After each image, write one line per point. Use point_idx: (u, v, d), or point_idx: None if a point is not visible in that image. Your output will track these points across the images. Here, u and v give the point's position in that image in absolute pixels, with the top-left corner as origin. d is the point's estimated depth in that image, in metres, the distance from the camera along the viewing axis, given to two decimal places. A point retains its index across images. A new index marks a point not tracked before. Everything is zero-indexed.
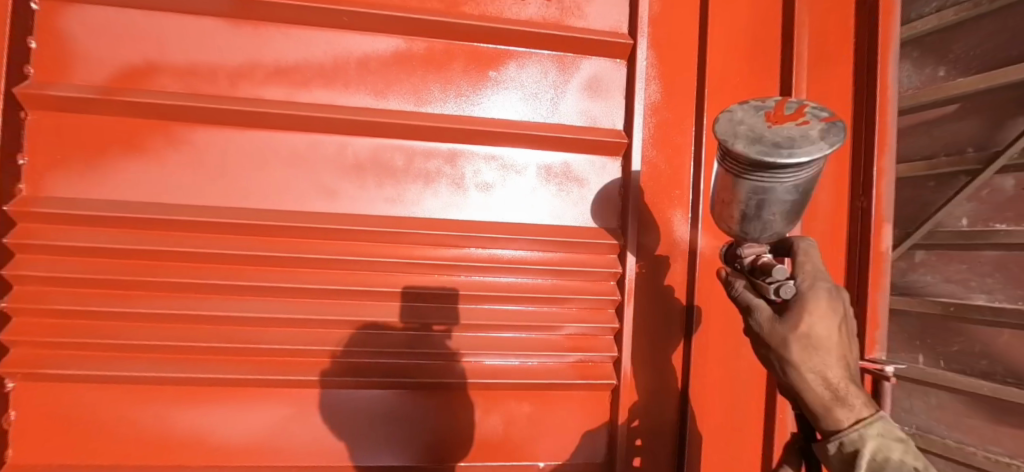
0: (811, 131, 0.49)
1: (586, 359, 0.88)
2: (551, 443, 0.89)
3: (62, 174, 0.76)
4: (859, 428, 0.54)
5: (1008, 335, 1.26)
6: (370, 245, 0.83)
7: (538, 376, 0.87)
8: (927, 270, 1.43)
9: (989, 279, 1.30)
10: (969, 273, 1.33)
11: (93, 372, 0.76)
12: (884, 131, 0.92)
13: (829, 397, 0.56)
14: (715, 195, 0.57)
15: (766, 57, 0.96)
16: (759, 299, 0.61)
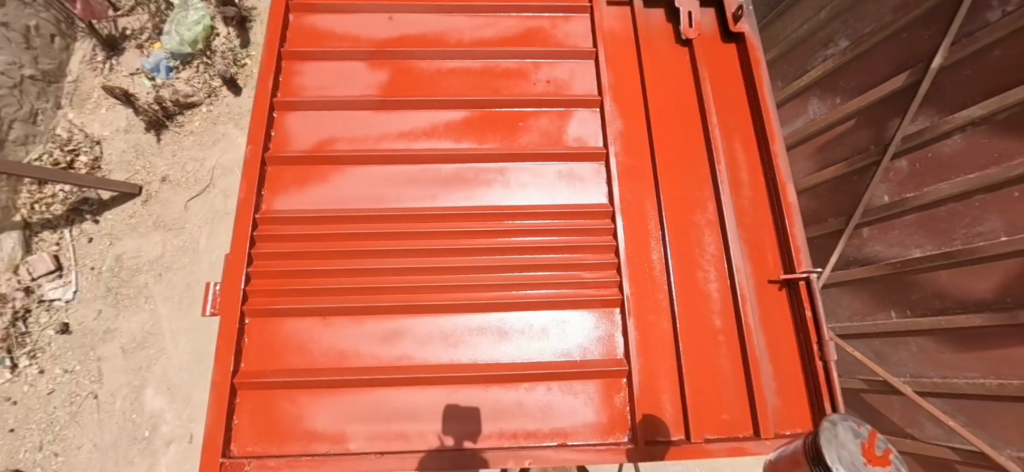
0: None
1: (600, 284, 1.34)
2: (586, 343, 1.31)
3: (288, 195, 1.37)
4: None
5: (946, 274, 1.58)
6: (458, 222, 1.37)
7: (569, 297, 1.33)
8: (875, 242, 1.79)
9: (918, 237, 1.66)
10: (903, 235, 1.70)
11: (303, 305, 1.27)
12: (773, 126, 1.43)
13: None
14: (799, 452, 0.88)
15: (687, 95, 1.52)
16: None
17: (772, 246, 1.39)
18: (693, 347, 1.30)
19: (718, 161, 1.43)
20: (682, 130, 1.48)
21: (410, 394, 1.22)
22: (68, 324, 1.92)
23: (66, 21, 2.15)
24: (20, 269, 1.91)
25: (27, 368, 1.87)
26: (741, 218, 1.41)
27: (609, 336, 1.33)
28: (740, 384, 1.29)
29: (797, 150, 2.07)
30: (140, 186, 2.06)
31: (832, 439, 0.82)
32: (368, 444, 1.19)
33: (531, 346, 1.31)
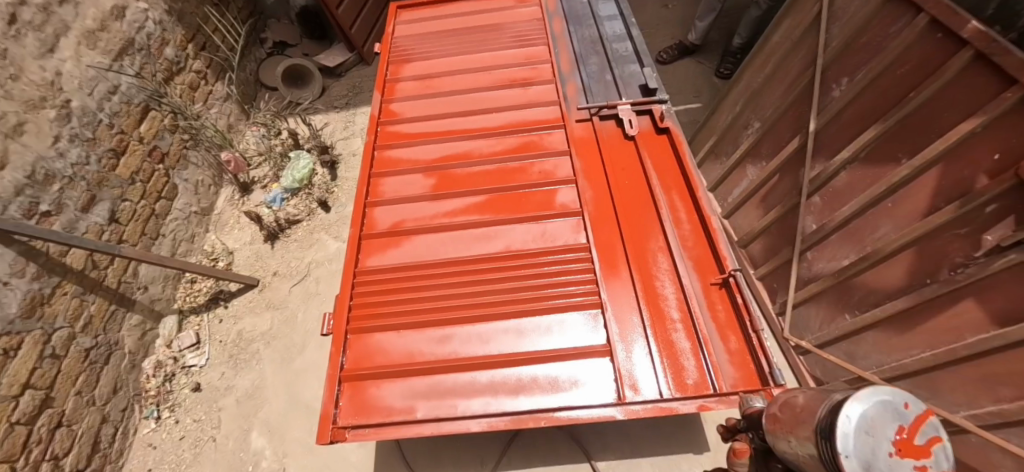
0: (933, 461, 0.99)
1: (586, 293, 1.88)
2: (580, 335, 1.81)
3: (374, 256, 2.09)
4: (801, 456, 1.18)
5: (872, 273, 1.98)
6: (485, 263, 2.01)
7: (565, 305, 1.87)
8: (815, 263, 2.23)
9: (843, 250, 2.10)
10: (832, 252, 2.15)
11: (385, 324, 1.91)
12: (696, 181, 2.08)
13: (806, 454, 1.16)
14: (861, 434, 1.01)
15: (637, 170, 2.22)
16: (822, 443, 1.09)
17: (709, 259, 1.92)
18: (657, 333, 1.78)
19: (661, 206, 2.05)
20: (635, 191, 2.14)
21: (457, 378, 1.78)
22: (200, 384, 2.53)
23: (218, 175, 3.14)
24: (172, 343, 2.60)
25: (168, 419, 2.44)
26: (685, 243, 1.98)
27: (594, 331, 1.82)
28: (696, 357, 1.72)
29: (746, 204, 2.62)
30: (259, 279, 2.83)
31: (861, 413, 1.02)
32: (429, 412, 1.72)
33: (542, 340, 1.82)
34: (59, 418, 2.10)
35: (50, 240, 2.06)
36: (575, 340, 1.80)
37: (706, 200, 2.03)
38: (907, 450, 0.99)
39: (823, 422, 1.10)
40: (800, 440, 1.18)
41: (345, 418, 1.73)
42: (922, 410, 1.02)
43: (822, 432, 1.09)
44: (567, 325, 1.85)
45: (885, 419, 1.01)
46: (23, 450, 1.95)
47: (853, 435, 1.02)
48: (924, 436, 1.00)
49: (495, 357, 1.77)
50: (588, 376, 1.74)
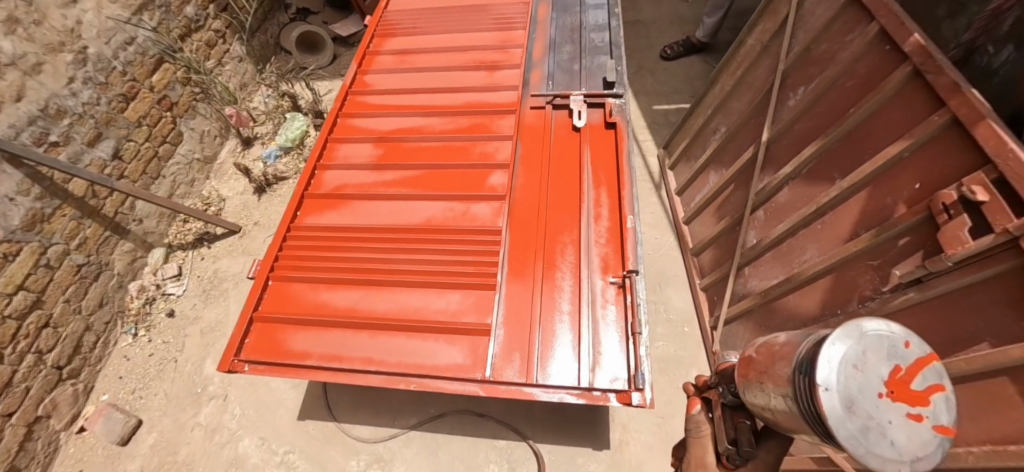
0: (933, 409, 0.83)
1: (487, 276, 2.01)
2: (472, 312, 1.94)
3: (313, 214, 2.29)
4: (773, 409, 0.98)
5: (794, 297, 1.87)
6: (406, 235, 2.18)
7: (466, 282, 2.00)
8: (750, 280, 2.14)
9: (773, 271, 2.00)
10: (765, 271, 2.05)
11: (306, 277, 2.11)
12: (625, 182, 2.12)
13: (774, 401, 0.96)
14: (848, 372, 0.83)
15: (575, 162, 2.27)
16: (798, 382, 0.90)
17: (616, 259, 2.00)
18: (544, 322, 1.90)
19: (584, 202, 2.13)
20: (567, 185, 2.21)
21: (354, 335, 1.95)
22: (174, 311, 2.84)
23: (224, 129, 3.45)
24: (157, 272, 2.93)
25: (143, 338, 2.79)
26: (598, 241, 2.06)
27: (484, 311, 1.94)
28: (574, 350, 1.84)
29: (703, 212, 2.53)
30: (240, 226, 3.10)
31: (848, 347, 0.85)
32: (320, 362, 1.90)
33: (438, 311, 1.96)
34: (46, 320, 2.47)
35: (53, 167, 2.38)
36: (466, 318, 1.94)
37: (629, 201, 2.08)
38: (901, 394, 0.82)
39: (805, 358, 0.90)
40: (767, 385, 0.98)
41: (249, 354, 1.96)
42: (924, 352, 0.85)
43: (799, 369, 0.90)
44: (463, 301, 1.98)
45: (879, 358, 0.84)
46: (12, 340, 2.32)
47: (838, 369, 0.84)
48: (923, 381, 0.84)
49: (392, 321, 1.95)
50: (467, 354, 1.87)
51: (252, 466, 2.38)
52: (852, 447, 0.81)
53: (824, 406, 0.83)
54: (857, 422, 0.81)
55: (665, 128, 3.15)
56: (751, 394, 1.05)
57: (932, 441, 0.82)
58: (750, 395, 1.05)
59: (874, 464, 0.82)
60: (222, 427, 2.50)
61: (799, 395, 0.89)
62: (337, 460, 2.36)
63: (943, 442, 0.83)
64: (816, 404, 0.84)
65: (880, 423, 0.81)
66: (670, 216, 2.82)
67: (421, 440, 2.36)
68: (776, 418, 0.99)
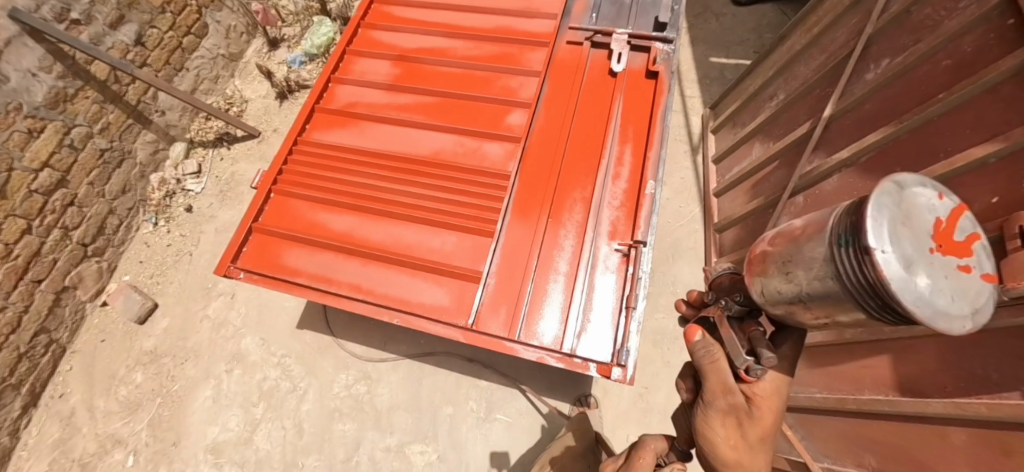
0: (978, 257, 0.75)
1: (487, 223, 1.95)
2: (466, 258, 1.92)
3: (323, 130, 2.24)
4: (798, 297, 0.86)
5: None
6: (413, 165, 2.11)
7: (466, 226, 1.96)
8: None
9: None
10: None
11: (308, 195, 2.11)
12: (653, 144, 1.96)
13: (803, 289, 0.84)
14: (900, 234, 0.71)
15: (603, 112, 2.09)
16: (838, 258, 0.77)
17: (627, 225, 1.90)
18: (538, 279, 1.86)
19: (605, 158, 2.00)
20: (590, 136, 2.07)
21: (347, 262, 1.98)
22: (192, 207, 2.91)
23: (250, 26, 3.27)
24: (178, 167, 2.97)
25: (162, 228, 2.88)
26: (611, 202, 1.95)
27: (479, 259, 1.91)
28: (562, 311, 1.80)
29: (736, 187, 2.30)
30: (260, 131, 3.07)
31: (891, 204, 0.74)
32: (311, 282, 1.96)
33: (434, 251, 1.96)
34: (72, 199, 2.56)
35: (74, 46, 2.34)
36: (459, 262, 1.92)
37: (653, 165, 1.93)
38: (949, 246, 0.73)
39: (838, 228, 0.78)
40: (793, 272, 0.85)
41: (247, 263, 2.03)
42: (956, 202, 0.78)
43: (834, 241, 0.78)
44: (459, 244, 1.96)
45: (923, 211, 0.74)
46: (40, 213, 2.43)
47: (888, 230, 0.71)
48: (962, 229, 0.76)
49: (386, 254, 1.94)
50: (453, 299, 1.86)
51: (252, 363, 2.57)
52: (920, 310, 0.70)
53: (883, 273, 0.70)
54: (920, 282, 0.70)
55: (717, 83, 2.82)
56: (768, 288, 0.92)
57: (986, 291, 0.74)
58: (767, 290, 0.93)
59: (939, 326, 0.71)
60: (228, 322, 2.66)
61: (841, 272, 0.77)
62: (328, 371, 2.53)
63: (992, 290, 0.75)
64: (871, 274, 0.71)
65: (942, 281, 0.71)
66: (700, 183, 2.61)
67: (406, 368, 2.49)
68: (805, 307, 0.87)
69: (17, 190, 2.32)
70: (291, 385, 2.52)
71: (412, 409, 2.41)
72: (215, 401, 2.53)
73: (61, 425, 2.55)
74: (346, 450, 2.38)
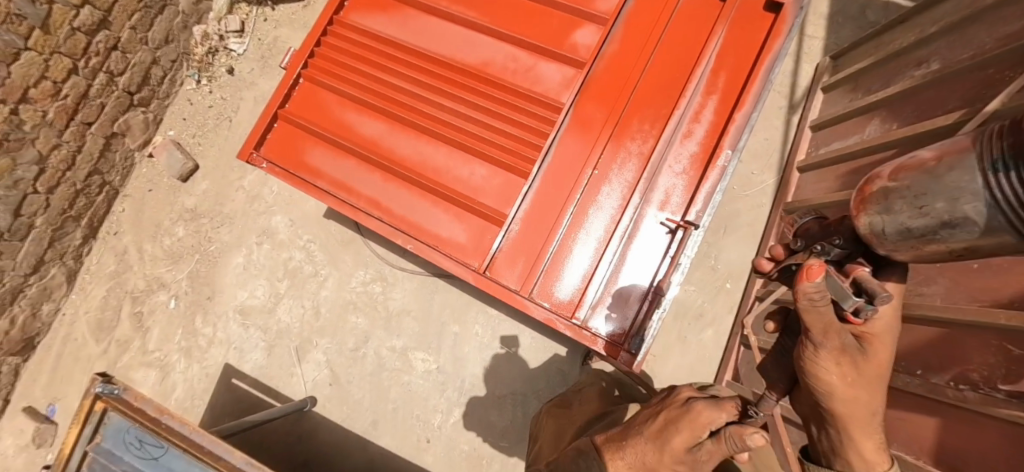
0: None
1: (525, 159, 1.72)
2: (493, 196, 1.75)
3: (364, 12, 1.96)
4: (943, 229, 0.70)
5: None
6: (455, 73, 1.84)
7: (500, 159, 1.75)
8: None
9: None
10: None
11: (337, 88, 1.92)
12: (746, 102, 1.60)
13: (949, 217, 0.68)
14: None
15: (695, 48, 1.69)
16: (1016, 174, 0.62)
17: (683, 198, 1.65)
18: (566, 236, 1.69)
19: (680, 108, 1.65)
20: (670, 77, 1.70)
21: (369, 173, 1.84)
22: (233, 69, 2.81)
23: None
24: (220, 22, 2.80)
25: (204, 87, 2.83)
26: (672, 166, 1.67)
27: (507, 201, 1.73)
28: (583, 278, 1.66)
29: (832, 166, 1.89)
30: None
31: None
32: (329, 187, 1.85)
33: (461, 181, 1.78)
34: (116, 43, 2.47)
35: None
36: (486, 200, 1.75)
37: (736, 132, 1.60)
38: None
39: (983, 150, 0.67)
40: (930, 206, 0.69)
41: (270, 154, 1.94)
42: None
43: (983, 169, 0.66)
44: (489, 179, 1.77)
45: None
46: (84, 54, 2.36)
47: None
48: None
49: (410, 174, 1.78)
50: (472, 241, 1.74)
51: (280, 241, 2.65)
52: None
53: None
54: None
55: (851, 24, 2.22)
56: (892, 224, 0.73)
57: None
58: (889, 224, 0.73)
59: None
60: (261, 197, 2.70)
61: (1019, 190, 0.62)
62: (348, 264, 2.56)
63: None
64: None
65: None
66: (786, 149, 2.20)
67: (421, 279, 2.49)
68: (935, 243, 0.72)
69: (60, 26, 2.22)
70: (313, 269, 2.60)
71: (421, 319, 2.45)
72: (246, 269, 2.67)
73: (116, 260, 2.81)
74: (355, 341, 2.50)
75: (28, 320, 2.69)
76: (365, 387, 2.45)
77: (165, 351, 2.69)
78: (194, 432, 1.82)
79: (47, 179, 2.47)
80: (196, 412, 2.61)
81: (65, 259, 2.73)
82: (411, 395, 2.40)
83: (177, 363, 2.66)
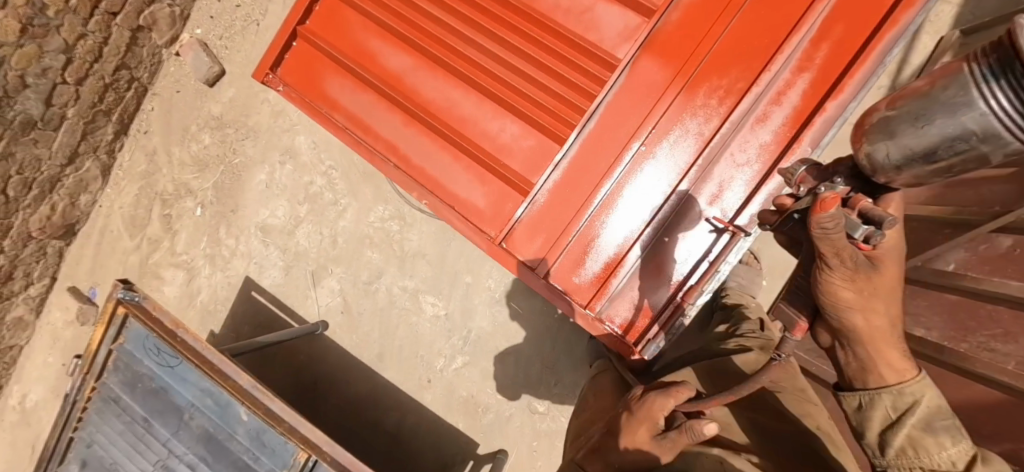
0: None
1: (564, 122, 1.51)
2: (522, 159, 1.56)
3: None
4: (949, 145, 0.60)
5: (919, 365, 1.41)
6: (499, 6, 1.58)
7: (536, 117, 1.53)
8: None
9: (934, 318, 1.43)
10: (925, 310, 1.46)
11: (364, 8, 1.69)
12: (844, 89, 1.31)
13: (958, 130, 0.59)
14: None
15: (796, 10, 1.37)
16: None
17: (738, 195, 1.43)
18: (597, 216, 1.50)
19: (760, 85, 1.36)
20: (756, 42, 1.39)
21: (389, 114, 1.66)
22: None
23: None
24: None
25: None
26: (734, 155, 1.42)
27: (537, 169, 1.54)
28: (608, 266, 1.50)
29: None
30: None
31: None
32: (346, 123, 1.70)
33: (488, 137, 1.59)
34: None
35: None
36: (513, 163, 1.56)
37: (821, 127, 1.32)
38: None
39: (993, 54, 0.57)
40: (933, 123, 0.60)
41: (289, 77, 1.77)
42: None
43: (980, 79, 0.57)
44: (520, 138, 1.57)
45: None
46: None
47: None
48: None
49: (435, 122, 1.60)
50: (492, 207, 1.57)
51: (304, 163, 2.58)
52: None
53: None
54: None
55: None
56: (886, 143, 0.65)
57: None
58: (884, 146, 0.66)
59: None
60: (287, 113, 2.59)
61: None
62: (368, 197, 2.48)
63: None
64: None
65: None
66: (872, 139, 1.91)
67: (440, 224, 2.40)
68: (933, 163, 0.63)
69: None
70: (333, 198, 2.54)
71: (436, 264, 2.40)
72: (268, 187, 2.64)
73: (146, 160, 2.83)
74: (369, 275, 2.49)
75: (68, 208, 2.81)
76: (375, 320, 2.49)
77: (192, 256, 2.78)
78: (205, 350, 1.85)
79: (75, 70, 2.40)
80: (219, 316, 2.75)
81: (98, 153, 2.77)
82: (417, 335, 2.42)
83: (202, 268, 2.76)
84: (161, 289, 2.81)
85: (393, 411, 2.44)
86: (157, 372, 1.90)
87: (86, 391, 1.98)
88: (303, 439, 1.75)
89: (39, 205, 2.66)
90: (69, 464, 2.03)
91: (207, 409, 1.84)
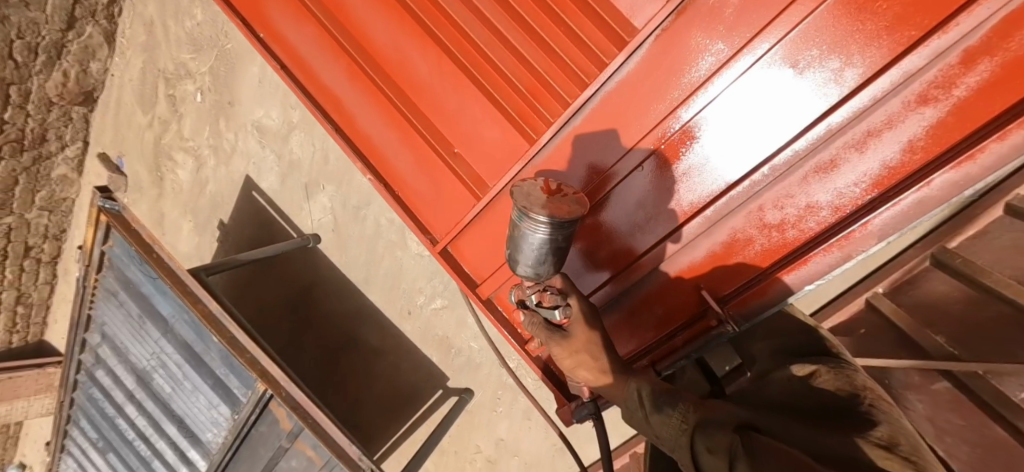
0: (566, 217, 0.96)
1: (544, 116, 1.12)
2: (480, 150, 1.21)
3: None
4: None
5: None
6: None
7: (505, 98, 1.15)
8: (927, 399, 1.22)
9: (964, 447, 1.11)
10: (957, 430, 1.14)
11: None
12: (967, 162, 0.90)
13: None
14: None
15: (948, 5, 0.86)
16: None
17: (756, 261, 1.15)
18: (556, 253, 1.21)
19: (831, 123, 0.99)
20: (853, 50, 0.93)
21: (329, 57, 1.33)
22: None
23: None
24: None
25: None
26: (763, 210, 1.11)
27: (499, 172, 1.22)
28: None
29: None
30: None
31: None
32: (286, 62, 1.40)
33: (440, 110, 1.23)
34: None
35: None
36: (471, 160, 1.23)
37: (907, 209, 0.97)
38: None
39: None
40: None
41: None
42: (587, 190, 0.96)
43: None
44: (479, 119, 1.18)
45: None
46: None
47: None
48: None
49: (380, 81, 1.26)
50: (439, 206, 1.30)
51: None
52: None
53: None
54: None
55: None
56: None
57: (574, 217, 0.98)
58: None
59: None
60: None
61: None
62: None
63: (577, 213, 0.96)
64: None
65: None
66: (1022, 163, 1.36)
67: None
68: None
69: None
70: None
71: None
72: (261, 83, 2.42)
73: (146, 32, 2.67)
74: (358, 200, 2.35)
75: (81, 75, 2.78)
76: (362, 246, 2.42)
77: (197, 143, 2.74)
78: (178, 272, 1.87)
79: None
80: (226, 209, 2.81)
81: (97, 18, 2.64)
82: (400, 269, 2.36)
83: (208, 159, 2.74)
84: (175, 172, 2.88)
85: (375, 332, 2.51)
86: (142, 280, 1.98)
87: (90, 280, 2.13)
88: (262, 373, 1.82)
89: (51, 71, 2.60)
90: (93, 332, 2.32)
91: (184, 323, 1.93)
